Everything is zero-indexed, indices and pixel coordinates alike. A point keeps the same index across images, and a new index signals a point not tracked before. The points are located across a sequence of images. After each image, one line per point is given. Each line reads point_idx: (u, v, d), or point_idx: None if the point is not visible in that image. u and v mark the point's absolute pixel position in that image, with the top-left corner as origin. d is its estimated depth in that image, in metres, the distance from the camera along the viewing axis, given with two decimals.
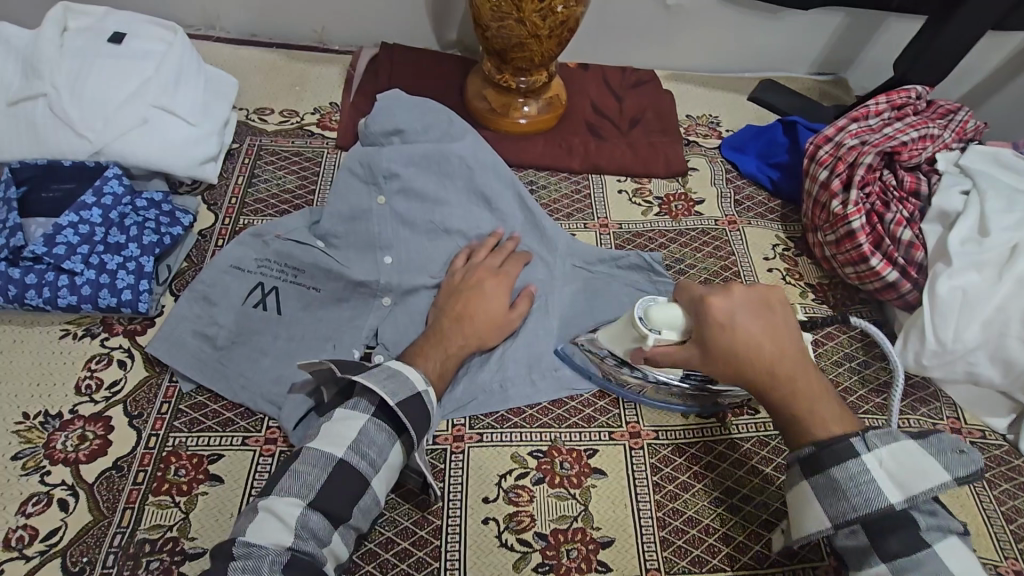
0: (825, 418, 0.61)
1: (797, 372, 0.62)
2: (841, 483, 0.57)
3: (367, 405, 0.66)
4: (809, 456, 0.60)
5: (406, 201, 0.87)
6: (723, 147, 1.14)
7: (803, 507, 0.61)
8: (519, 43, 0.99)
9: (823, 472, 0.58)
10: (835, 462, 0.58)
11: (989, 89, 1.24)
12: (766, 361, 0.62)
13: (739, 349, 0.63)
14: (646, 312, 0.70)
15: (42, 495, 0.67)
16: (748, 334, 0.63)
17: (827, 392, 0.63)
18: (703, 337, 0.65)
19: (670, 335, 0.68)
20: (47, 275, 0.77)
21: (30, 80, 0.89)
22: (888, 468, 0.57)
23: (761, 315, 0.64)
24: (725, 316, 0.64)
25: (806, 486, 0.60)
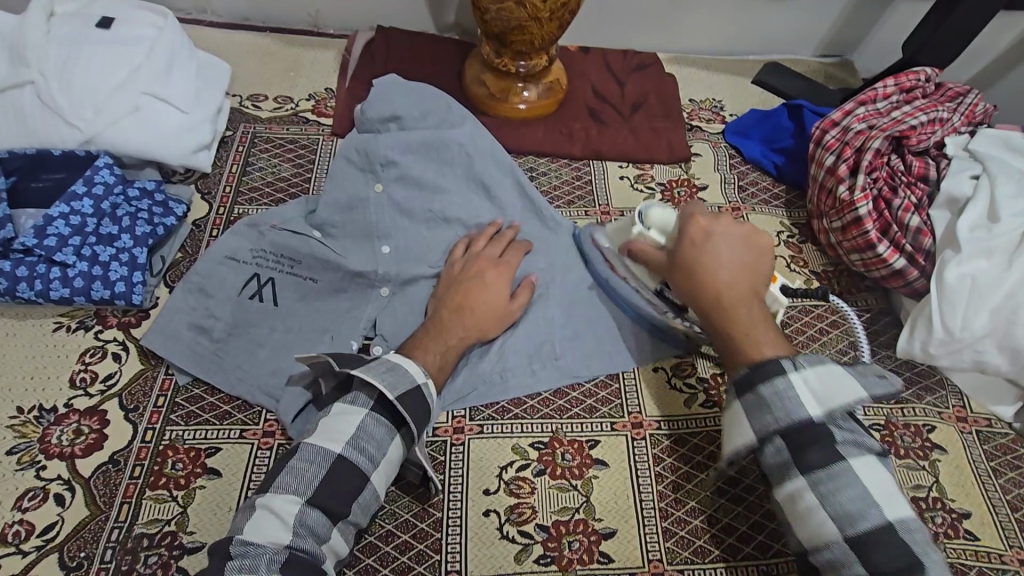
0: (756, 340, 0.65)
1: (745, 299, 0.68)
2: (774, 404, 0.60)
3: (365, 399, 0.65)
4: (743, 376, 0.63)
5: (404, 189, 0.85)
6: (727, 131, 1.12)
7: (735, 423, 0.63)
8: (519, 26, 0.96)
9: (753, 391, 0.62)
10: (764, 380, 0.61)
11: (999, 70, 1.21)
12: (721, 279, 0.69)
13: (703, 261, 0.70)
14: (647, 210, 0.80)
15: (38, 490, 0.66)
16: (716, 253, 0.71)
17: (770, 327, 0.67)
18: (677, 249, 0.73)
19: (655, 235, 0.78)
20: (39, 268, 0.76)
21: (17, 67, 0.87)
22: (811, 385, 0.60)
23: (738, 246, 0.72)
24: (702, 233, 0.72)
25: (739, 403, 0.63)
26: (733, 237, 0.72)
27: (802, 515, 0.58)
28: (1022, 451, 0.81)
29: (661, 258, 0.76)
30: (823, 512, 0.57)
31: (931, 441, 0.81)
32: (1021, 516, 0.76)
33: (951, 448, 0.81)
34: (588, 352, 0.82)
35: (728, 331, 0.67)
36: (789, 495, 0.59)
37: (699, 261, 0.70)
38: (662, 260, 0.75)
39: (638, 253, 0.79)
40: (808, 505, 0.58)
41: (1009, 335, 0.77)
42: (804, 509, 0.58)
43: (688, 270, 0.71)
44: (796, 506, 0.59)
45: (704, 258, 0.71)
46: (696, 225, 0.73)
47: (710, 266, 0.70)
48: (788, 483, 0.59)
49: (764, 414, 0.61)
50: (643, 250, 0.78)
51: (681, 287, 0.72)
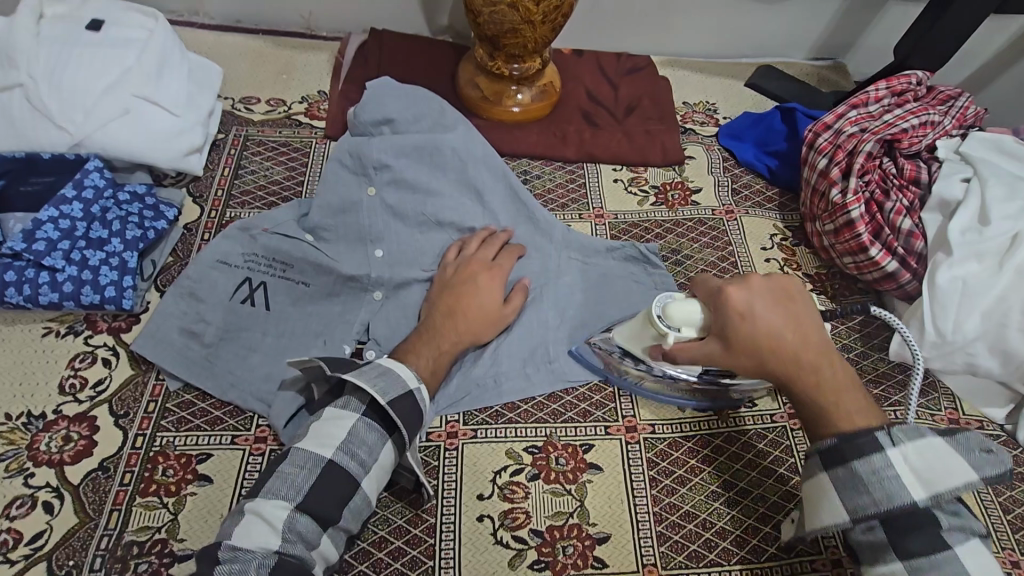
0: (849, 410, 0.59)
1: (823, 364, 0.61)
2: (871, 484, 0.56)
3: (358, 404, 0.65)
4: (832, 449, 0.58)
5: (397, 192, 0.85)
6: (720, 134, 1.12)
7: (822, 498, 0.59)
8: (512, 29, 0.96)
9: (846, 466, 0.57)
10: (858, 456, 0.57)
11: (990, 73, 1.22)
12: (789, 349, 0.61)
13: (763, 341, 0.61)
14: (663, 308, 0.70)
15: (26, 498, 0.66)
16: (767, 325, 0.62)
17: (855, 385, 0.61)
18: (725, 330, 0.63)
19: (688, 331, 0.68)
20: (27, 272, 0.75)
21: (5, 70, 0.86)
22: (914, 464, 0.56)
23: (782, 307, 0.63)
24: (743, 309, 0.63)
25: (827, 478, 0.59)
26: (769, 296, 0.63)
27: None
28: (1014, 452, 0.82)
29: (708, 342, 0.66)
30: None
31: None
32: (1014, 518, 0.77)
33: None
34: (582, 355, 0.82)
35: (820, 409, 0.60)
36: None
37: (759, 342, 0.61)
38: (710, 346, 0.66)
39: (682, 354, 0.68)
40: None
41: (999, 337, 0.78)
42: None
43: (749, 354, 0.62)
44: None
45: (765, 338, 0.61)
46: (733, 292, 0.64)
47: (776, 346, 0.61)
48: (881, 565, 0.56)
49: (859, 494, 0.57)
50: (685, 346, 0.68)
51: (748, 371, 0.63)
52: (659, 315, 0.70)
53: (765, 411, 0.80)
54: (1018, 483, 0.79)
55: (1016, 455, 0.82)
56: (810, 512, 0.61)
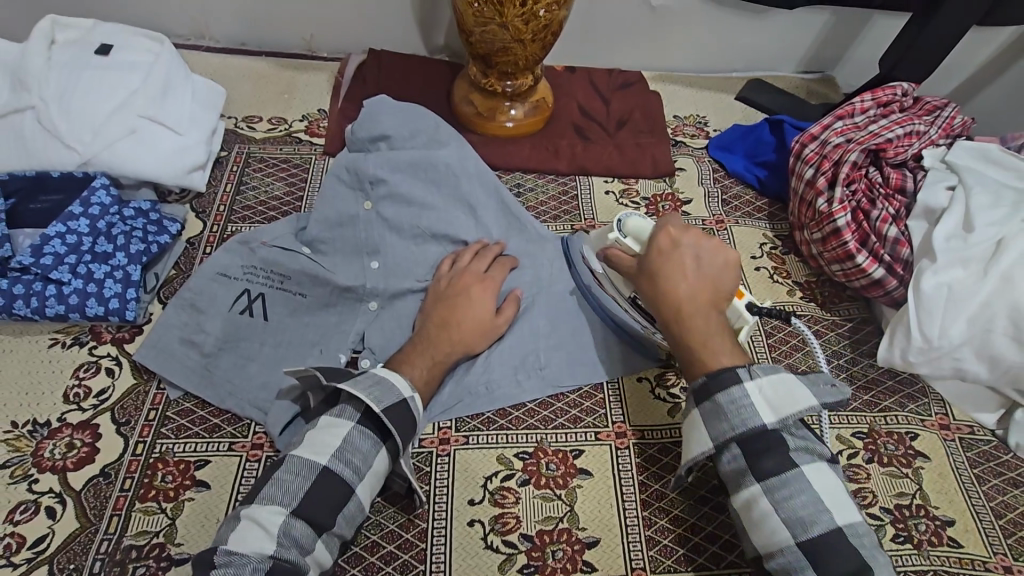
0: (713, 352, 0.65)
1: (704, 312, 0.67)
2: (731, 413, 0.60)
3: (352, 411, 0.67)
4: (700, 386, 0.62)
5: (393, 206, 0.87)
6: (710, 146, 1.14)
7: (693, 429, 0.63)
8: (504, 48, 0.99)
9: (710, 399, 0.61)
10: (720, 388, 0.61)
11: (978, 84, 1.24)
12: (683, 286, 0.69)
13: (668, 269, 0.70)
14: (625, 218, 0.78)
15: (30, 503, 0.68)
16: (682, 261, 0.70)
17: (731, 342, 0.66)
18: (646, 256, 0.73)
19: (630, 244, 0.77)
20: (35, 286, 0.78)
21: (18, 93, 0.90)
22: (765, 393, 0.60)
23: (703, 259, 0.71)
24: (670, 242, 0.72)
25: (697, 410, 0.63)
26: (702, 248, 0.71)
27: (756, 522, 0.58)
28: (1004, 457, 0.82)
29: (632, 262, 0.75)
30: (775, 519, 0.57)
31: (914, 449, 0.82)
32: (1005, 523, 0.77)
33: (934, 455, 0.82)
34: (572, 362, 0.84)
35: (684, 335, 0.67)
36: (745, 502, 0.60)
37: (668, 268, 0.70)
38: (629, 267, 0.75)
39: (614, 260, 0.78)
40: (762, 512, 0.58)
41: (985, 342, 0.79)
42: (758, 516, 0.58)
43: (653, 276, 0.71)
44: (751, 512, 0.59)
45: (672, 267, 0.70)
46: (666, 235, 0.73)
47: (676, 275, 0.69)
48: (744, 490, 0.60)
49: (720, 421, 0.60)
50: (619, 254, 0.77)
51: (643, 291, 0.72)
52: (621, 218, 0.78)
53: None
54: (1010, 488, 0.80)
55: (1006, 460, 0.82)
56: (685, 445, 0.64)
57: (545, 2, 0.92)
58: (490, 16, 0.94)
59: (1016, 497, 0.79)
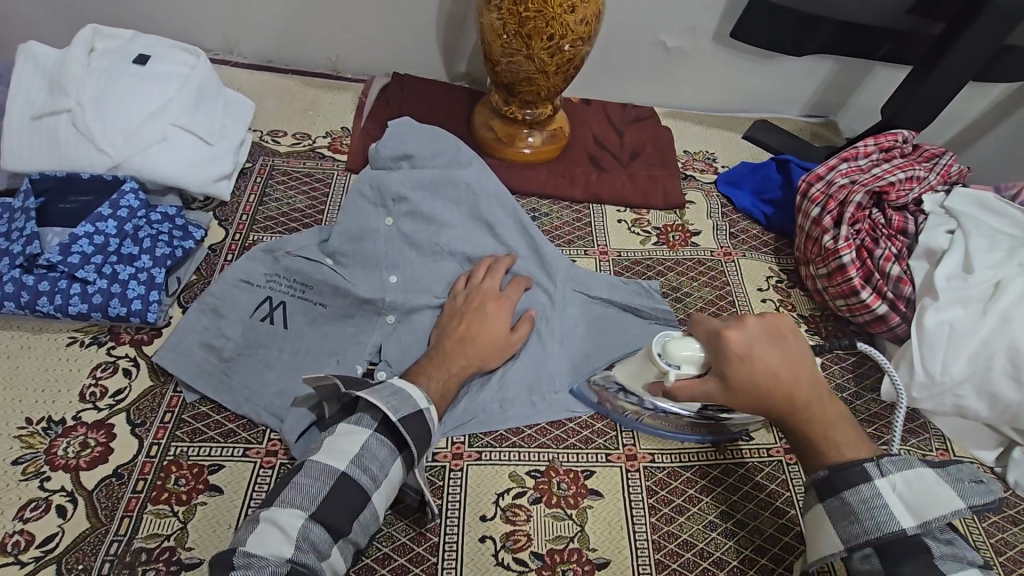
0: (844, 451, 0.63)
1: (819, 402, 0.64)
2: (861, 513, 0.59)
3: (370, 421, 0.67)
4: (823, 480, 0.62)
5: (413, 223, 0.89)
6: (719, 181, 1.18)
7: (820, 530, 0.62)
8: (527, 78, 1.03)
9: (836, 496, 0.60)
10: (848, 485, 0.60)
11: (972, 135, 1.31)
12: (787, 388, 0.64)
13: (762, 379, 0.64)
14: (664, 346, 0.73)
15: (40, 500, 0.67)
16: (767, 363, 0.65)
17: (844, 420, 0.65)
18: (724, 371, 0.66)
19: (690, 371, 0.71)
20: (60, 283, 0.79)
21: (55, 96, 0.93)
22: (903, 495, 0.58)
23: (777, 346, 0.66)
24: (742, 350, 0.66)
25: (821, 508, 0.62)
26: (767, 337, 0.66)
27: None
28: (1004, 495, 0.84)
29: (710, 380, 0.68)
30: None
31: None
32: (1006, 560, 0.78)
33: None
34: (585, 385, 0.85)
35: (814, 445, 0.64)
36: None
37: (759, 382, 0.64)
38: (713, 388, 0.68)
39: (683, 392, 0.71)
40: None
41: (985, 380, 0.81)
42: None
43: (749, 391, 0.65)
44: None
45: (759, 380, 0.64)
46: (724, 334, 0.67)
47: (768, 387, 0.64)
48: None
49: (852, 522, 0.59)
50: (688, 385, 0.70)
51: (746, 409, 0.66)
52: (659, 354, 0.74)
53: (761, 445, 0.83)
54: (1010, 526, 0.81)
55: (1006, 497, 0.84)
56: (810, 544, 0.63)
57: (571, 38, 0.97)
58: (518, 47, 0.98)
59: (1016, 534, 0.80)
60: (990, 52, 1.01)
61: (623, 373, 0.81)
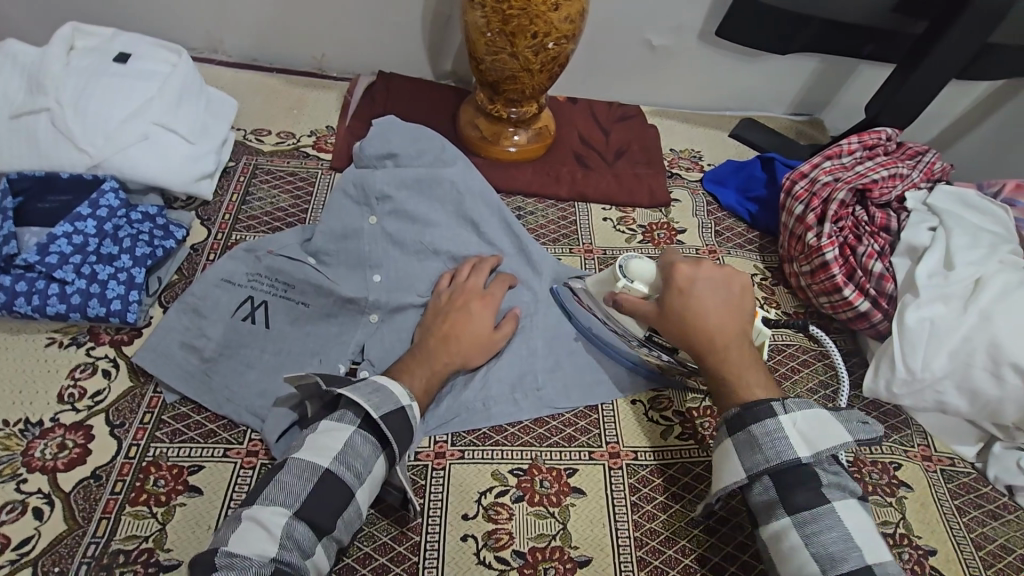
0: (747, 385, 0.69)
1: (736, 344, 0.72)
2: (764, 445, 0.63)
3: (353, 417, 0.67)
4: (735, 417, 0.66)
5: (397, 222, 0.89)
6: (705, 179, 1.19)
7: (725, 460, 0.66)
8: (512, 76, 1.03)
9: (744, 430, 0.65)
10: (754, 420, 0.65)
11: (955, 134, 1.32)
12: (711, 323, 0.73)
13: (693, 310, 0.74)
14: (627, 262, 0.81)
15: (16, 503, 0.67)
16: (702, 300, 0.74)
17: (756, 368, 0.71)
18: (664, 298, 0.76)
19: (640, 287, 0.80)
20: (38, 284, 0.78)
21: (34, 95, 0.92)
22: (799, 427, 0.63)
23: (719, 290, 0.76)
24: (686, 282, 0.76)
25: (730, 440, 0.66)
26: (713, 280, 0.76)
27: (785, 553, 0.60)
28: (984, 489, 0.85)
29: (652, 304, 0.78)
30: (806, 553, 0.58)
31: (898, 479, 0.84)
32: (985, 554, 0.79)
33: (917, 485, 0.84)
34: (568, 383, 0.85)
35: (723, 375, 0.71)
36: (775, 532, 0.61)
37: (690, 312, 0.74)
38: (651, 312, 0.77)
39: (627, 305, 0.80)
40: (792, 544, 0.59)
41: (965, 375, 0.82)
42: (788, 549, 0.59)
43: (679, 317, 0.74)
44: (782, 545, 0.60)
45: (691, 309, 0.74)
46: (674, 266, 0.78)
47: (697, 314, 0.74)
48: (774, 521, 0.61)
49: (755, 454, 0.63)
50: (633, 300, 0.79)
51: (672, 333, 0.75)
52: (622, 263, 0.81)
53: None
54: (990, 520, 0.82)
55: (986, 492, 0.84)
56: (717, 475, 0.67)
57: (554, 36, 0.97)
58: (502, 46, 0.98)
59: (995, 529, 0.81)
60: (972, 50, 1.01)
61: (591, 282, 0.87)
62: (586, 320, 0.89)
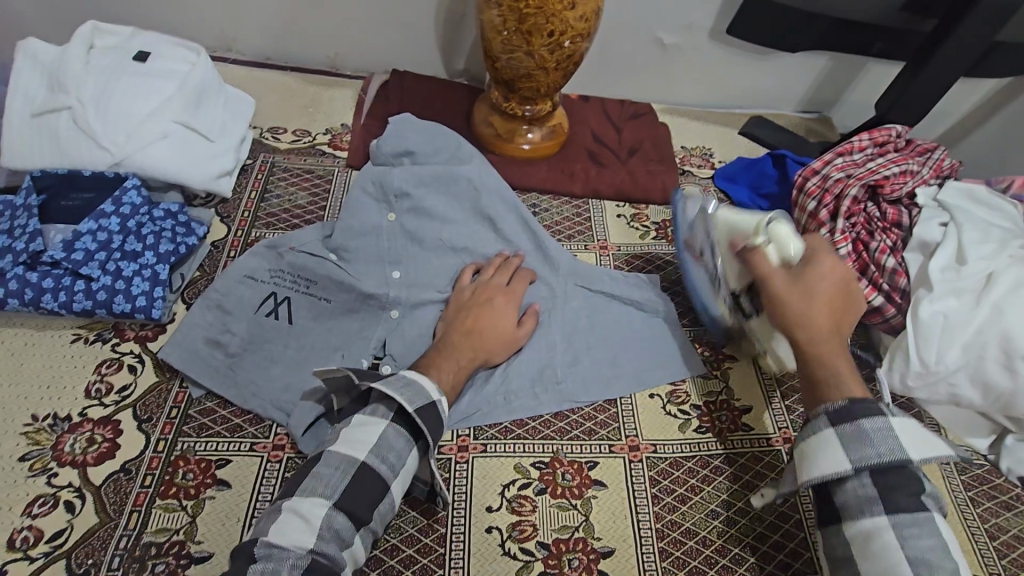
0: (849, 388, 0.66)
1: (843, 347, 0.70)
2: (874, 438, 0.60)
3: (385, 411, 0.68)
4: (842, 407, 0.63)
5: (417, 219, 0.90)
6: (717, 176, 1.20)
7: (826, 449, 0.62)
8: (527, 74, 1.03)
9: (855, 422, 0.62)
10: (865, 415, 0.62)
11: (962, 131, 1.34)
12: (829, 313, 0.71)
13: (818, 292, 0.71)
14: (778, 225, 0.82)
15: (49, 496, 0.68)
16: (827, 288, 0.72)
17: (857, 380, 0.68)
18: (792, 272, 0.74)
19: (773, 250, 0.80)
20: (64, 280, 0.79)
21: (55, 93, 0.92)
22: (908, 432, 0.61)
23: (844, 291, 0.73)
24: (816, 268, 0.74)
25: (835, 429, 0.62)
26: (843, 277, 0.74)
27: (874, 554, 0.57)
28: (997, 481, 0.86)
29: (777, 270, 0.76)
30: (900, 554, 0.55)
31: None
32: (1000, 545, 0.80)
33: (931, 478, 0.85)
34: (587, 377, 0.86)
35: (829, 367, 0.67)
36: (866, 532, 0.58)
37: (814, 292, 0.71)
38: (773, 277, 0.75)
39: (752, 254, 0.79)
40: (885, 544, 0.56)
41: (978, 368, 0.83)
42: (879, 548, 0.56)
43: (801, 293, 0.72)
44: (872, 544, 0.57)
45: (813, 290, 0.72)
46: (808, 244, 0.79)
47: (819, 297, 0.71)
48: (868, 520, 0.58)
49: (866, 445, 0.60)
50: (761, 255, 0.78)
51: (788, 306, 0.72)
52: (769, 222, 0.83)
53: (761, 434, 0.84)
54: (1004, 511, 0.83)
55: (999, 484, 0.86)
56: (810, 463, 0.63)
57: (570, 34, 0.97)
58: (518, 43, 0.99)
59: (1009, 520, 0.82)
60: (979, 49, 1.03)
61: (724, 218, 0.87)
62: (695, 246, 0.90)
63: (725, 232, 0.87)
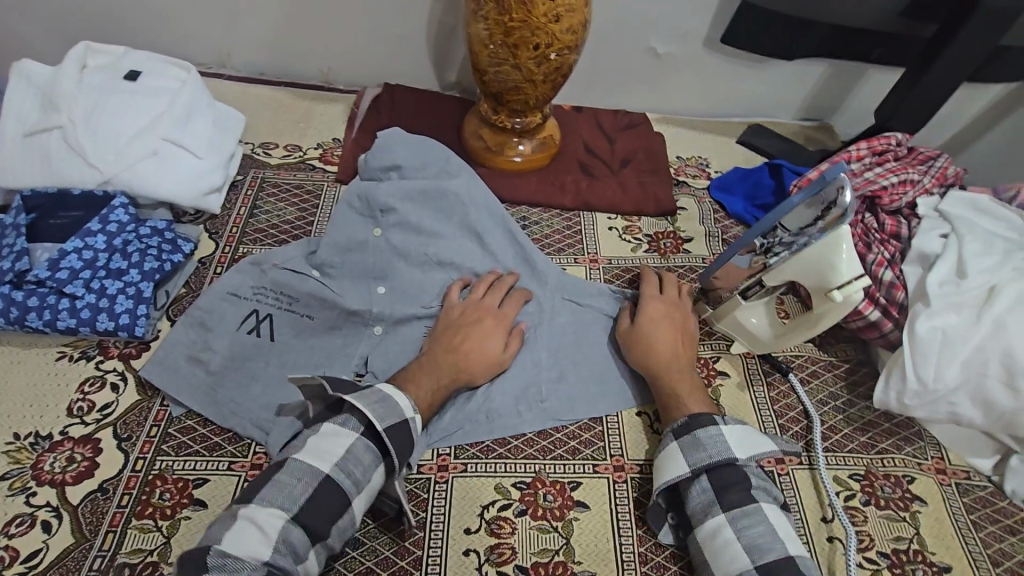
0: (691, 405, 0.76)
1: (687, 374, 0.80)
2: (707, 444, 0.69)
3: (356, 424, 0.67)
4: (682, 423, 0.73)
5: (401, 234, 0.89)
6: (711, 187, 1.18)
7: (671, 461, 0.71)
8: (516, 86, 1.03)
9: (690, 433, 0.71)
10: (700, 426, 0.71)
11: (968, 138, 1.30)
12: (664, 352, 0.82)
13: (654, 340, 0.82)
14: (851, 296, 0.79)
15: (26, 516, 0.68)
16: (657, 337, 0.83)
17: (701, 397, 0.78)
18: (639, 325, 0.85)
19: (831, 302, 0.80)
20: (48, 299, 0.80)
21: (47, 113, 0.94)
22: (737, 437, 0.70)
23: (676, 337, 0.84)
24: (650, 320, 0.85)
25: (674, 443, 0.72)
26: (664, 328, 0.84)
27: (720, 550, 0.64)
28: (1001, 504, 0.83)
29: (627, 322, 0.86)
30: (738, 546, 0.63)
31: (911, 492, 0.82)
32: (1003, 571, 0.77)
33: (932, 500, 0.82)
34: (572, 395, 0.85)
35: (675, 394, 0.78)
36: (710, 531, 0.65)
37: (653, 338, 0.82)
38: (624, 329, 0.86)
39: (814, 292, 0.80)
40: (726, 539, 0.64)
41: (979, 386, 0.80)
42: (721, 544, 0.64)
43: (642, 341, 0.83)
44: (716, 540, 0.64)
45: (645, 336, 0.83)
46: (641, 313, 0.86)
47: (653, 348, 0.82)
48: (711, 519, 0.66)
49: (699, 451, 0.69)
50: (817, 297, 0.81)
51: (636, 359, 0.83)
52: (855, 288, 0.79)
53: None
54: (1008, 536, 0.80)
55: (1003, 506, 0.82)
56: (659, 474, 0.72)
57: (557, 46, 0.96)
58: (505, 57, 0.98)
59: (1013, 544, 0.79)
60: (983, 55, 1.00)
61: (843, 233, 0.77)
62: (800, 216, 0.80)
63: (825, 246, 0.77)
